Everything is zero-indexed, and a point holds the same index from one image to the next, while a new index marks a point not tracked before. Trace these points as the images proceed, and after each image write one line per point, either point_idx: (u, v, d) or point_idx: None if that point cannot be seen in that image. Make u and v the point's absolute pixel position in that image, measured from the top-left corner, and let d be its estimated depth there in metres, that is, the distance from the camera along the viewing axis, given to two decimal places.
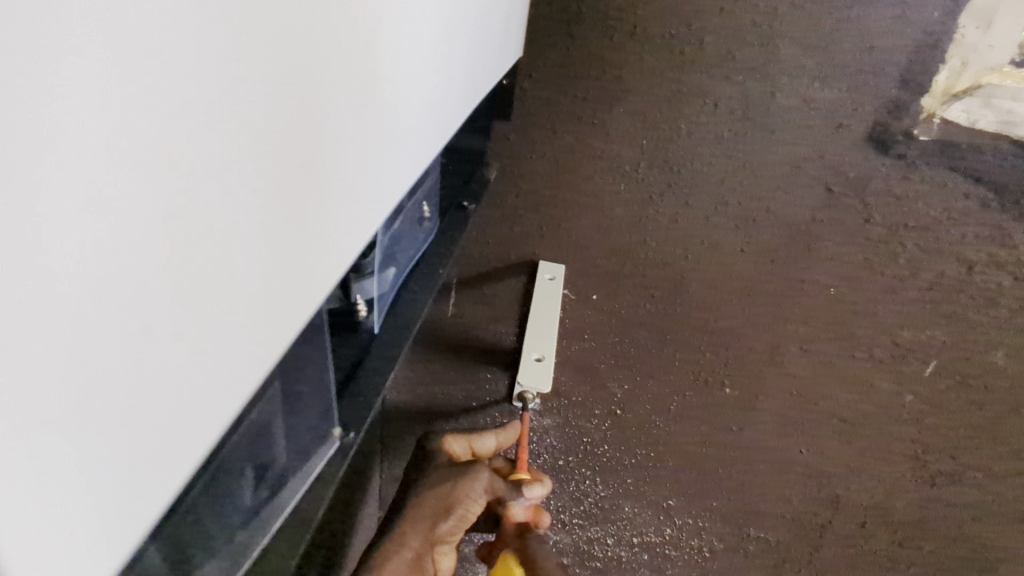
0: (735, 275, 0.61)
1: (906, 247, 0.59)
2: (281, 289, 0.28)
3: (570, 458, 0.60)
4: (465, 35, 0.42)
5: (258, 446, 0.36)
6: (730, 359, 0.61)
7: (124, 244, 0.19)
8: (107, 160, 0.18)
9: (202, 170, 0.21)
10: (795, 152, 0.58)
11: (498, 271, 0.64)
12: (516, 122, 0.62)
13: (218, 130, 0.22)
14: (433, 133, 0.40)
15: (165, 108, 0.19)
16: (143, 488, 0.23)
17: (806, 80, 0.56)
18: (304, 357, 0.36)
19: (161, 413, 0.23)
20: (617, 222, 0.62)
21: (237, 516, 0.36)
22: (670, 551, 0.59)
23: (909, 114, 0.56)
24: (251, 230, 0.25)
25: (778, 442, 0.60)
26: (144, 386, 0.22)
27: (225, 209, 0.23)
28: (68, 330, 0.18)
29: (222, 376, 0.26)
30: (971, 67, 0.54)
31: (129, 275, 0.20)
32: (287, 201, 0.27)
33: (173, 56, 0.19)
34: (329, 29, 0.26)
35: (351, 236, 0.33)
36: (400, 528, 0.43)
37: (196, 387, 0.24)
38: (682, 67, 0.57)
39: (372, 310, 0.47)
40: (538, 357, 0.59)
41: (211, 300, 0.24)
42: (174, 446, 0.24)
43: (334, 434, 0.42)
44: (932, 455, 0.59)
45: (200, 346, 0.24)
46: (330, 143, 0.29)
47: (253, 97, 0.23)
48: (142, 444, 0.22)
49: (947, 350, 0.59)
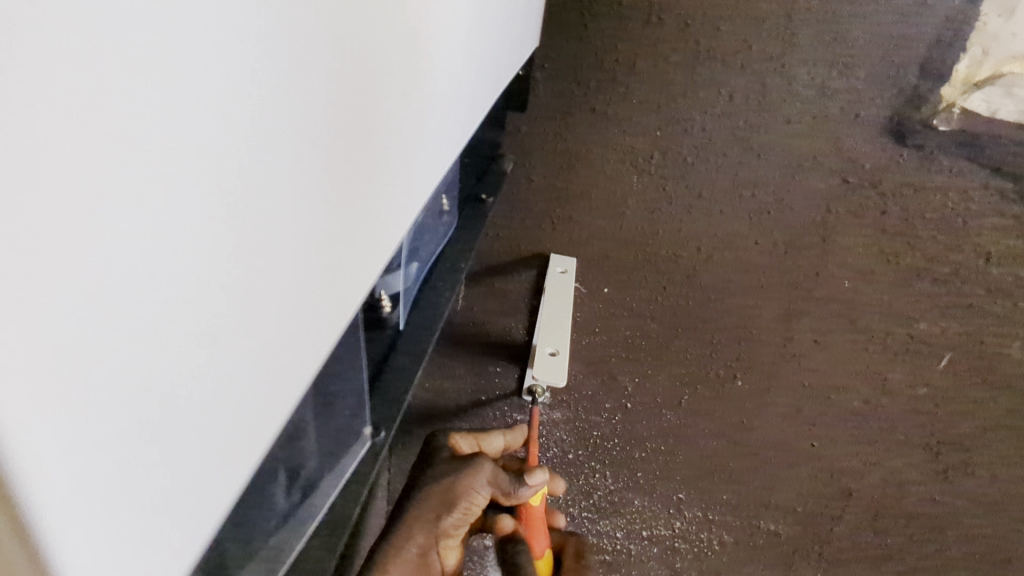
0: (749, 268, 0.61)
1: (923, 237, 0.58)
2: (333, 286, 0.28)
3: (580, 452, 0.60)
4: (494, 27, 0.41)
5: (293, 449, 0.36)
6: (743, 353, 0.61)
7: (199, 243, 0.19)
8: (181, 151, 0.17)
9: (272, 167, 0.21)
10: (811, 142, 0.58)
11: (509, 266, 0.64)
12: (529, 114, 0.61)
13: (287, 112, 0.21)
14: (465, 127, 0.40)
15: (238, 103, 0.19)
16: (215, 489, 0.22)
17: (823, 69, 0.55)
18: (338, 354, 0.36)
19: (232, 415, 0.22)
20: (629, 214, 0.62)
21: (271, 524, 0.35)
22: (679, 544, 0.58)
23: (929, 104, 0.55)
24: (312, 227, 0.25)
25: (791, 436, 0.60)
26: (218, 386, 0.21)
27: (290, 207, 0.23)
28: (149, 325, 0.17)
29: (282, 376, 0.25)
30: (992, 56, 0.53)
31: (215, 265, 0.20)
32: (338, 195, 0.26)
33: (244, 36, 0.19)
34: (382, 25, 0.26)
35: (394, 233, 0.32)
36: (404, 522, 0.42)
37: (250, 386, 0.23)
38: (698, 57, 0.56)
39: (397, 306, 0.46)
40: (551, 351, 0.57)
41: (275, 299, 0.23)
42: (242, 447, 0.24)
43: (366, 433, 0.42)
44: (946, 448, 0.59)
45: (264, 346, 0.24)
46: (379, 138, 0.28)
47: (318, 94, 0.23)
48: (215, 447, 0.22)
49: (963, 343, 0.58)
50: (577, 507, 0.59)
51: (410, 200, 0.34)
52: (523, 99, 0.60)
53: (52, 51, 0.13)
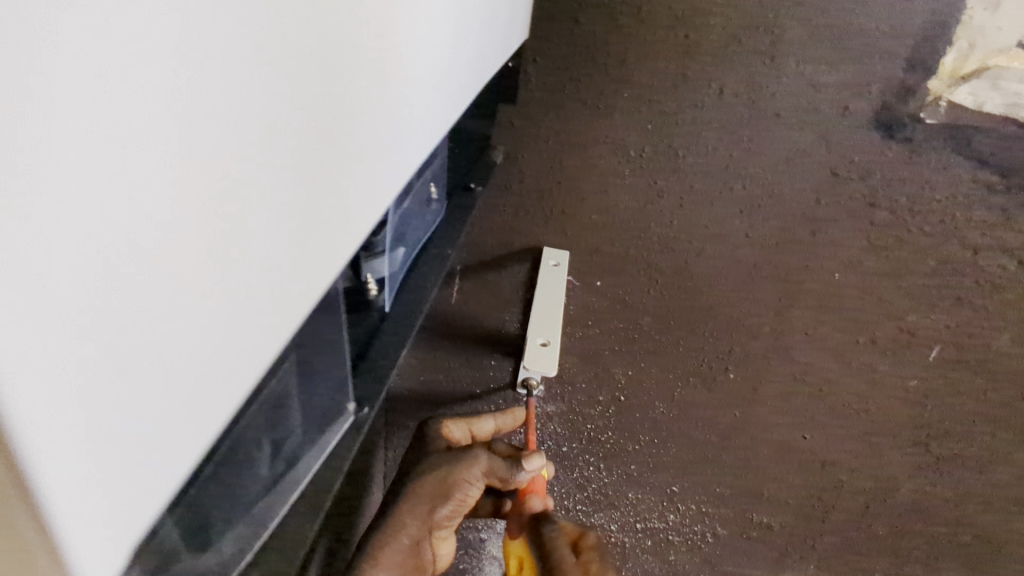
0: (740, 261, 0.61)
1: (911, 230, 0.59)
2: (297, 268, 0.28)
3: (574, 445, 0.60)
4: (474, 15, 0.41)
5: (276, 418, 0.36)
6: (734, 346, 0.61)
7: (143, 227, 0.20)
8: (118, 138, 0.18)
9: (224, 151, 0.22)
10: (800, 136, 0.58)
11: (501, 260, 0.64)
12: (520, 108, 0.61)
13: (236, 97, 0.22)
14: (445, 114, 0.41)
15: (182, 90, 0.20)
16: (165, 460, 0.23)
17: (812, 63, 0.56)
18: (322, 330, 0.36)
19: (185, 389, 0.23)
20: (621, 207, 0.62)
21: (256, 487, 0.36)
22: (672, 536, 0.59)
23: (916, 98, 0.55)
24: (270, 211, 0.25)
25: (786, 432, 0.60)
26: (167, 362, 0.22)
27: (246, 191, 0.24)
28: (81, 307, 0.18)
29: (243, 354, 0.27)
30: (978, 49, 0.54)
31: (162, 245, 0.20)
32: (313, 188, 0.28)
33: (187, 24, 0.19)
34: (344, 11, 0.27)
35: (364, 217, 0.33)
36: (398, 510, 0.43)
37: (220, 360, 0.25)
38: (687, 51, 0.57)
39: (382, 290, 0.47)
40: (542, 343, 0.59)
41: (232, 280, 0.24)
42: (197, 421, 0.25)
43: (348, 407, 0.43)
44: (936, 441, 0.59)
45: (221, 324, 0.24)
46: (345, 124, 0.29)
47: (270, 80, 0.23)
48: (165, 419, 0.23)
49: (952, 335, 0.59)
50: (571, 500, 0.60)
51: (387, 190, 0.35)
52: (514, 90, 0.60)
53: (57, 45, 0.16)
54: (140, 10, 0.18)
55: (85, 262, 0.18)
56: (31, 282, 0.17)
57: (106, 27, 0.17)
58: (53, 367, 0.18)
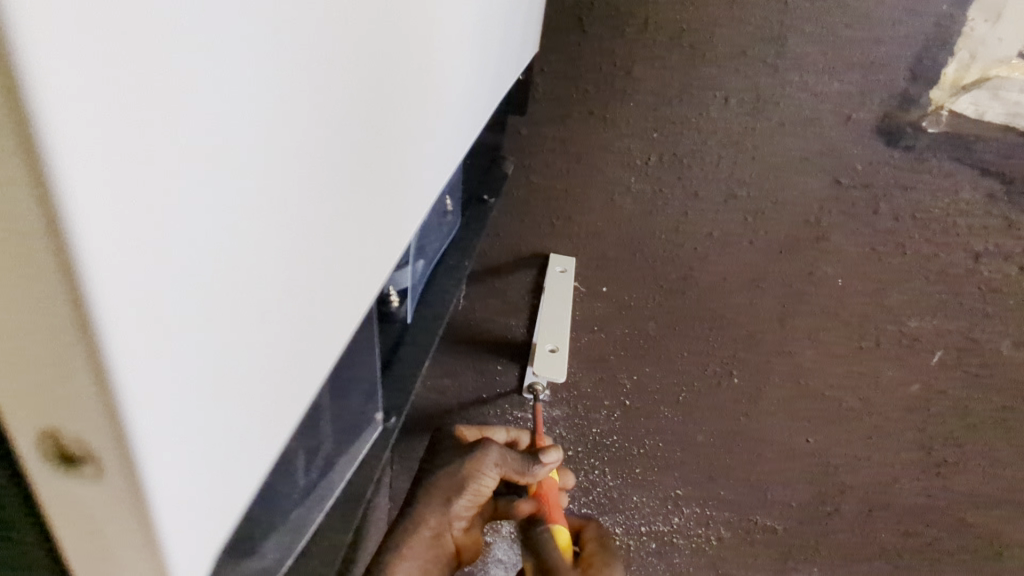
0: (744, 267, 0.62)
1: (913, 237, 0.59)
2: (359, 273, 0.28)
3: (579, 449, 0.61)
4: (500, 25, 0.42)
5: (315, 422, 0.36)
6: (739, 351, 0.62)
7: (254, 219, 0.19)
8: (243, 129, 0.17)
9: (320, 150, 0.22)
10: (804, 144, 0.59)
11: (509, 265, 0.65)
12: (528, 117, 0.62)
13: (331, 96, 0.22)
14: (472, 125, 0.41)
15: (291, 87, 0.19)
16: (254, 467, 0.23)
17: (815, 73, 0.57)
18: (357, 335, 0.37)
19: (272, 393, 0.23)
20: (628, 214, 0.63)
21: (298, 492, 0.35)
22: (678, 539, 0.60)
23: (918, 107, 0.56)
24: (348, 213, 0.25)
25: (789, 434, 0.62)
26: (262, 364, 0.22)
27: (332, 192, 0.24)
28: (210, 300, 0.18)
29: (315, 361, 0.26)
30: (979, 60, 0.54)
31: (268, 242, 0.20)
32: (373, 198, 0.27)
33: (302, 23, 0.19)
34: (409, 20, 0.27)
35: (412, 224, 0.33)
36: (418, 507, 0.44)
37: (295, 376, 0.24)
38: (693, 61, 0.58)
39: (404, 300, 0.48)
40: (552, 348, 0.60)
41: (314, 283, 0.24)
42: (279, 430, 0.24)
43: (377, 419, 0.42)
44: (940, 443, 0.61)
45: (303, 327, 0.24)
46: (403, 131, 0.29)
47: (355, 84, 0.24)
48: (258, 425, 0.22)
49: (954, 339, 0.60)
50: (576, 504, 0.60)
51: (427, 197, 0.35)
52: (524, 100, 0.60)
53: (201, 49, 0.15)
54: (262, 17, 0.17)
55: (209, 254, 0.17)
56: (170, 272, 0.16)
57: (226, 56, 0.16)
58: (178, 380, 0.17)
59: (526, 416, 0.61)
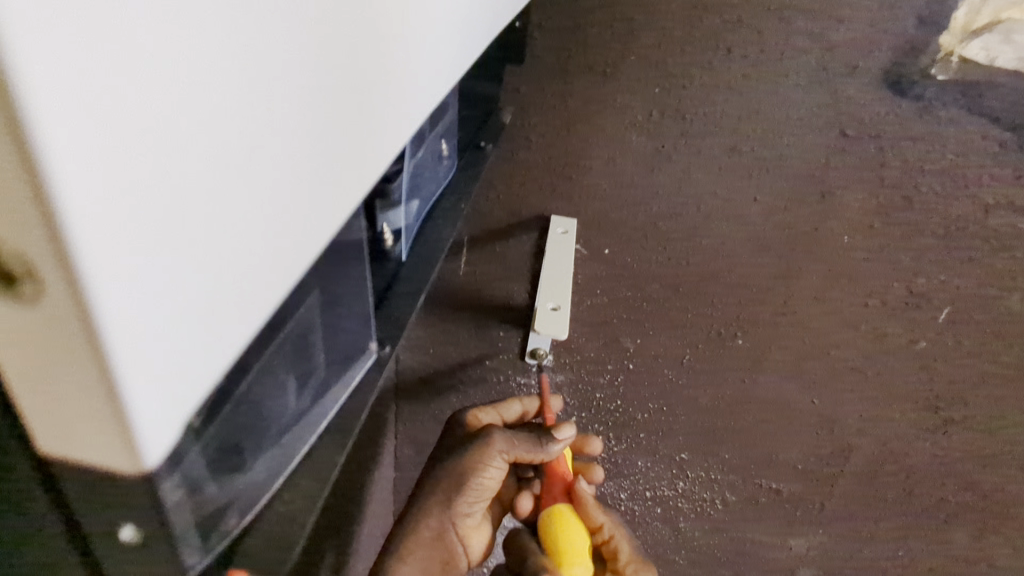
0: (748, 224, 0.61)
1: (921, 190, 0.58)
2: (342, 193, 0.30)
3: (583, 414, 0.62)
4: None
5: (300, 352, 0.38)
6: (744, 312, 0.62)
7: (221, 89, 0.21)
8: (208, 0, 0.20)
9: (295, 49, 0.24)
10: (809, 97, 0.58)
11: (510, 228, 0.64)
12: (525, 72, 0.61)
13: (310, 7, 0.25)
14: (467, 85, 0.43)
15: None
16: (217, 342, 0.24)
17: (821, 22, 0.57)
18: (333, 284, 0.38)
19: (243, 271, 0.25)
20: (631, 172, 0.62)
21: (281, 423, 0.37)
22: (682, 503, 0.62)
23: (927, 54, 0.57)
24: (326, 123, 0.27)
25: (793, 394, 0.61)
26: (233, 236, 0.24)
27: (308, 96, 0.26)
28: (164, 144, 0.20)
29: (293, 264, 0.28)
30: (990, 3, 0.56)
31: (233, 118, 0.22)
32: (356, 119, 0.30)
33: None
34: None
35: (399, 163, 0.35)
36: (422, 507, 0.46)
37: (270, 267, 0.26)
38: (695, 12, 0.57)
39: (399, 239, 0.47)
40: (553, 306, 0.59)
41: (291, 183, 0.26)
42: (248, 311, 0.26)
43: (373, 347, 0.43)
44: (946, 402, 0.59)
45: (279, 221, 0.26)
46: (389, 66, 0.32)
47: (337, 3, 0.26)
48: (224, 295, 0.24)
49: (962, 296, 0.59)
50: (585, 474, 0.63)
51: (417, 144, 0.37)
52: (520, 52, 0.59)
53: None
54: None
55: (165, 96, 0.19)
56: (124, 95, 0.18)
57: None
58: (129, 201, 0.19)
59: (530, 380, 0.61)
